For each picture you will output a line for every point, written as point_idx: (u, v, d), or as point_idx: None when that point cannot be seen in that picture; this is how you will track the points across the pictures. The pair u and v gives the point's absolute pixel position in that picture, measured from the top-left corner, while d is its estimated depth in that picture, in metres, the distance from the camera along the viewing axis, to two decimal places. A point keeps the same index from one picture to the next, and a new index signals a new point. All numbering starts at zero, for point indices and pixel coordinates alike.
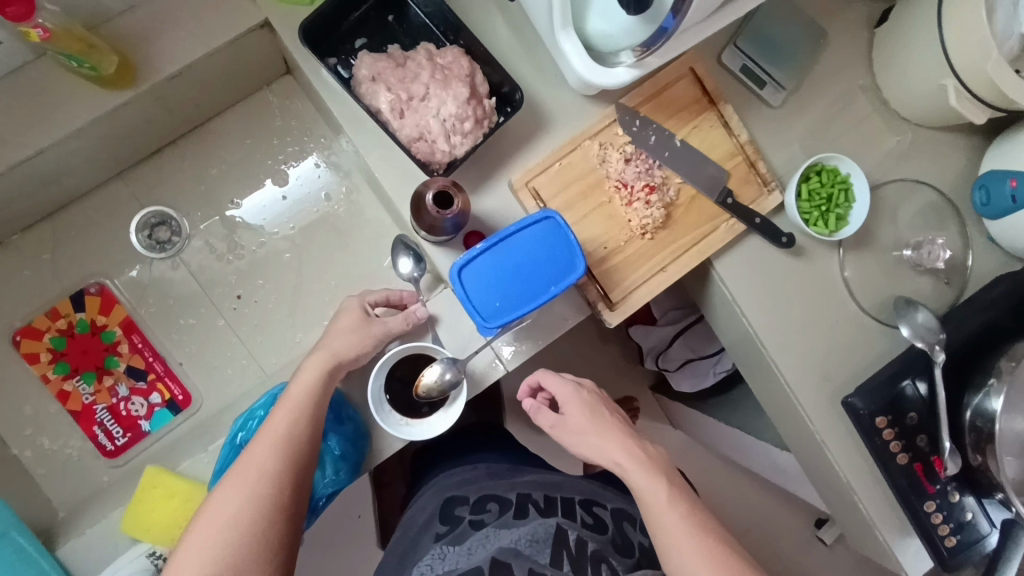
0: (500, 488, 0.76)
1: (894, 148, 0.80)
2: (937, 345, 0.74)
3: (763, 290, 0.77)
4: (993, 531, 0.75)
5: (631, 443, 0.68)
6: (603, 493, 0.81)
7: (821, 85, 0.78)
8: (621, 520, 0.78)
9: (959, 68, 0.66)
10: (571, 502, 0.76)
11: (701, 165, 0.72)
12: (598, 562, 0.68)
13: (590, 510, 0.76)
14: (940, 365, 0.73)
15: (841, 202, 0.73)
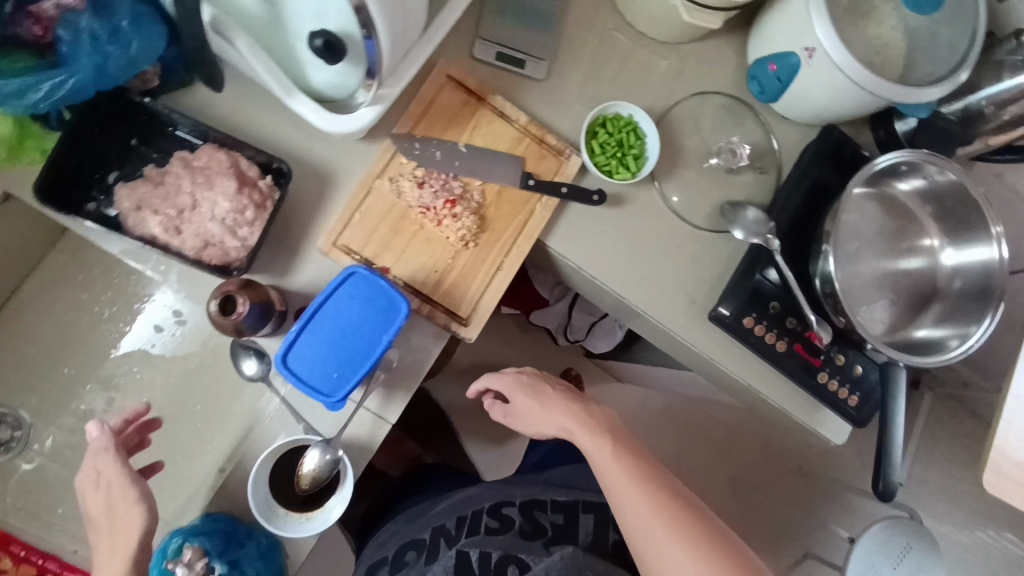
0: (420, 531, 0.96)
1: (668, 71, 0.84)
2: (769, 234, 0.78)
3: (602, 248, 0.79)
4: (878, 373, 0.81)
5: (576, 411, 0.75)
6: (511, 489, 1.00)
7: (578, 41, 0.80)
8: (529, 509, 0.97)
9: None
10: (480, 514, 0.96)
11: (495, 158, 0.73)
12: (507, 565, 0.88)
13: (499, 513, 0.96)
14: (778, 250, 0.77)
15: (633, 141, 0.77)
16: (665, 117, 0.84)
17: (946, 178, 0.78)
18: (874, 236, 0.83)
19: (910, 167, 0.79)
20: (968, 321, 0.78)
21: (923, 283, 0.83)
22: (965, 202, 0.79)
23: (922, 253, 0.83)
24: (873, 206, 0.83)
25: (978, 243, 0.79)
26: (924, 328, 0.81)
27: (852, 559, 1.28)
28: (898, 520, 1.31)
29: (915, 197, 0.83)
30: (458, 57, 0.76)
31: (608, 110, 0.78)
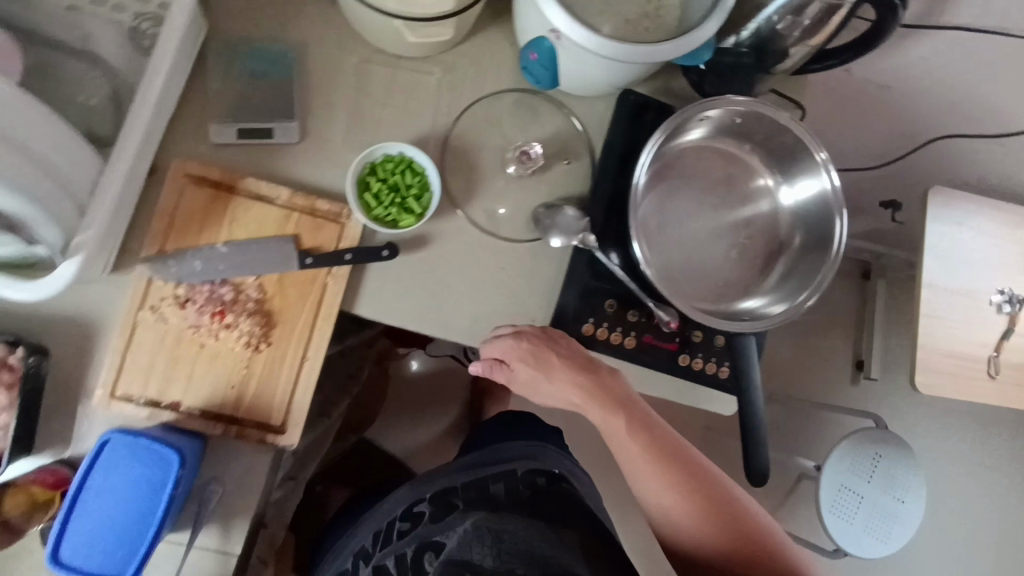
0: (347, 560, 0.90)
1: (441, 85, 0.76)
2: (586, 233, 0.73)
3: (419, 297, 0.74)
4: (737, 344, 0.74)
5: (583, 383, 0.70)
6: (424, 483, 0.89)
7: (328, 85, 0.73)
8: (442, 494, 0.86)
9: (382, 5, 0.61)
10: (393, 522, 0.87)
11: (265, 247, 0.67)
12: (423, 555, 0.78)
13: (410, 513, 0.86)
14: (597, 246, 0.72)
15: (411, 180, 0.70)
16: (453, 134, 0.76)
17: (755, 117, 0.72)
18: (704, 193, 0.77)
19: (714, 116, 0.72)
20: (814, 261, 0.73)
21: (766, 229, 0.78)
22: (782, 136, 0.73)
23: (759, 196, 0.78)
24: (695, 161, 0.77)
25: (808, 175, 0.74)
26: (776, 275, 0.77)
27: (824, 479, 1.28)
28: (864, 434, 1.31)
29: (737, 140, 0.77)
30: (197, 147, 0.69)
31: (375, 154, 0.70)
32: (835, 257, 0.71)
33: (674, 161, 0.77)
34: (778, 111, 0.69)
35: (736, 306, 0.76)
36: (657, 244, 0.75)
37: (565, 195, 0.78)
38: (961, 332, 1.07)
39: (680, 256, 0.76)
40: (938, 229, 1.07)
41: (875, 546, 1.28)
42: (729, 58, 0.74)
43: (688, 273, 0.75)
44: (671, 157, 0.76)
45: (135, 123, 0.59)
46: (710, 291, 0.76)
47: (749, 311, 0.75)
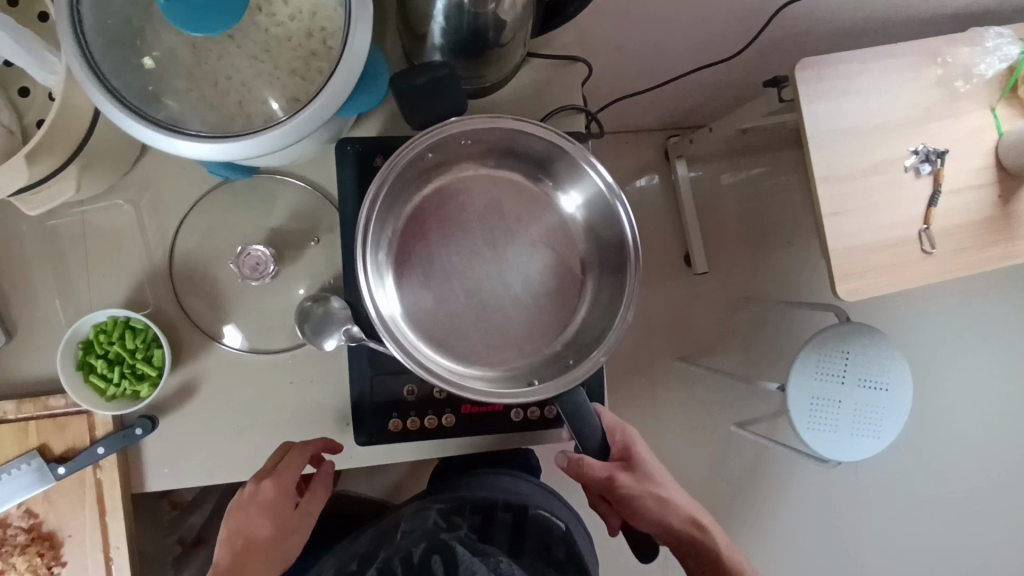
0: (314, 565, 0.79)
1: (142, 212, 0.66)
2: (347, 326, 0.63)
3: (207, 452, 0.66)
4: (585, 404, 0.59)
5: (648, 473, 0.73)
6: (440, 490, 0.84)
7: (18, 265, 0.64)
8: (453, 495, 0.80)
9: None
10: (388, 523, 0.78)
11: (11, 472, 0.62)
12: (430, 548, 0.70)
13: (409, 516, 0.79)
14: (364, 334, 0.62)
15: (130, 342, 0.61)
16: (177, 259, 0.67)
17: (479, 133, 0.60)
18: (473, 235, 0.66)
19: (434, 149, 0.60)
20: (619, 261, 0.62)
21: (559, 245, 0.67)
22: (523, 142, 0.62)
23: (536, 212, 0.67)
24: (448, 202, 0.66)
25: (570, 173, 0.63)
26: (590, 292, 0.66)
27: (793, 396, 1.16)
28: (827, 335, 1.16)
29: (483, 161, 0.66)
30: None
31: (84, 330, 0.61)
32: (636, 249, 0.59)
33: (423, 212, 0.65)
34: (500, 118, 0.57)
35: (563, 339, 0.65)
36: (438, 310, 0.64)
37: (328, 278, 0.68)
38: (876, 216, 0.91)
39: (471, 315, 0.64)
40: (818, 109, 0.90)
41: (866, 447, 1.17)
42: (424, 78, 0.56)
43: (488, 329, 0.64)
44: (416, 211, 0.65)
45: None
46: (520, 339, 0.65)
47: (573, 345, 0.64)
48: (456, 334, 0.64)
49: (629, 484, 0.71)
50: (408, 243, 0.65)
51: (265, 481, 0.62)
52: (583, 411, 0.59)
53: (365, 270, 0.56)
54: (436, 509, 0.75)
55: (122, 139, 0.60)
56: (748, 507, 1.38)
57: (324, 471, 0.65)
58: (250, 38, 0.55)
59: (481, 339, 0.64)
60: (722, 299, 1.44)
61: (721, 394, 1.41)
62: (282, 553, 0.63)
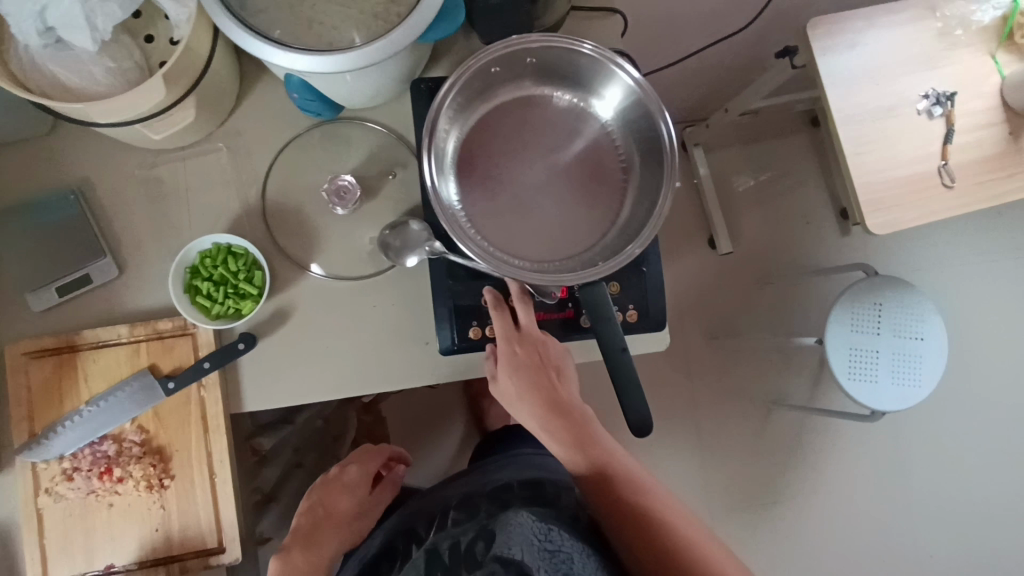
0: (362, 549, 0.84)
1: (236, 155, 0.73)
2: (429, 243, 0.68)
3: (299, 373, 0.70)
4: (602, 296, 0.63)
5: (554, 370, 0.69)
6: (485, 470, 0.88)
7: (126, 209, 0.70)
8: (505, 485, 0.80)
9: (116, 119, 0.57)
10: (444, 512, 0.80)
11: (124, 390, 0.65)
12: (476, 545, 0.68)
13: (462, 505, 0.79)
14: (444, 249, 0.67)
15: (232, 265, 0.67)
16: (268, 197, 0.73)
17: (542, 50, 0.64)
18: (517, 139, 0.70)
19: (504, 60, 0.65)
20: (656, 162, 0.66)
21: (599, 154, 0.70)
22: (577, 59, 0.65)
23: (578, 121, 0.70)
24: (496, 115, 0.70)
25: (615, 83, 0.66)
26: (633, 185, 0.69)
27: (831, 350, 1.19)
28: (858, 287, 1.21)
29: (535, 76, 0.69)
30: (28, 325, 0.68)
31: (191, 256, 0.68)
32: (672, 164, 0.63)
33: (477, 121, 0.69)
34: (536, 36, 0.62)
35: (606, 239, 0.68)
36: (490, 216, 0.68)
37: (406, 208, 0.74)
38: (896, 154, 0.98)
39: (521, 216, 0.68)
40: (831, 62, 0.98)
41: (908, 395, 1.19)
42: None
43: (537, 235, 0.68)
44: (473, 120, 0.69)
45: None
46: (566, 246, 0.68)
47: (608, 249, 0.67)
48: (509, 233, 0.68)
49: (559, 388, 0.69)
50: (464, 148, 0.69)
51: (349, 467, 0.82)
52: (600, 305, 0.62)
53: (429, 180, 0.62)
54: (486, 496, 0.79)
55: (224, 82, 0.67)
56: (793, 469, 1.42)
57: (394, 474, 0.86)
58: None
59: (530, 231, 0.68)
60: (750, 277, 1.47)
61: (757, 363, 1.45)
62: (351, 531, 0.80)
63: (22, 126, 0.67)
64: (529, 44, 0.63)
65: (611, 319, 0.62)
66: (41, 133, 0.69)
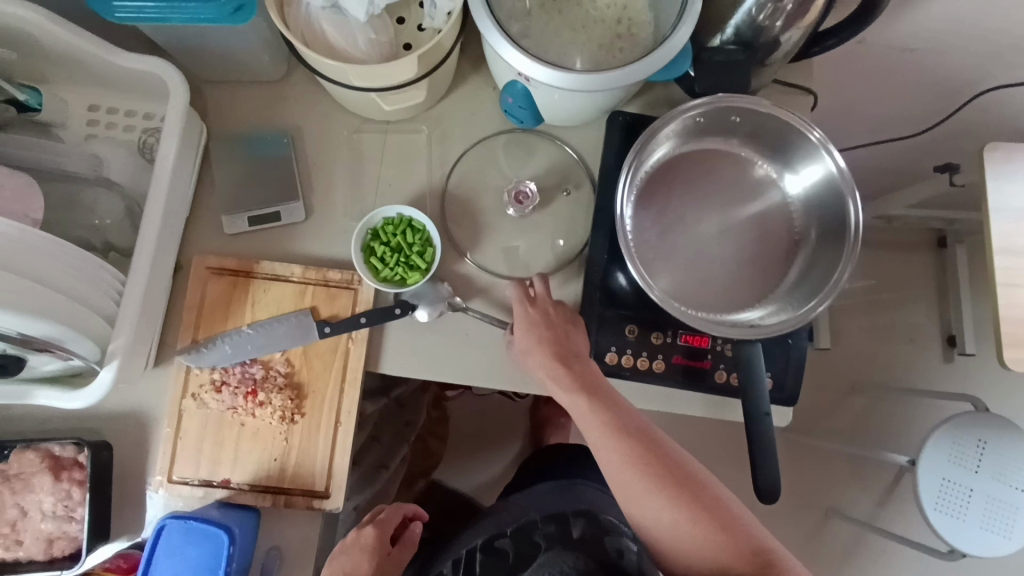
0: None
1: (430, 140, 0.78)
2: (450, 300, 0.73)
3: (437, 351, 0.74)
4: (755, 359, 0.64)
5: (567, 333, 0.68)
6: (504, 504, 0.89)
7: (324, 163, 0.76)
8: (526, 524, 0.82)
9: (362, 80, 0.63)
10: (472, 552, 0.82)
11: (285, 323, 0.70)
12: None
13: (491, 547, 0.81)
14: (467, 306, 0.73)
15: (410, 236, 0.72)
16: (448, 183, 0.77)
17: (754, 113, 0.67)
18: (700, 189, 0.72)
19: (711, 114, 0.68)
20: (835, 244, 0.67)
21: (775, 223, 0.72)
22: (785, 130, 0.68)
23: (762, 186, 0.72)
24: (685, 161, 0.72)
25: (814, 162, 0.68)
26: (801, 261, 0.70)
27: (923, 476, 1.15)
28: (963, 419, 1.16)
29: (734, 134, 0.71)
30: (215, 243, 0.74)
31: (375, 221, 0.73)
32: (853, 250, 0.64)
33: (667, 162, 0.72)
34: (758, 99, 0.65)
35: (763, 305, 0.69)
36: (658, 255, 0.70)
37: (570, 226, 0.77)
38: None
39: (688, 261, 0.70)
40: (1003, 189, 0.96)
41: (994, 545, 1.13)
42: (721, 57, 0.69)
43: (698, 283, 0.70)
44: (664, 160, 0.72)
45: (147, 239, 0.63)
46: (722, 300, 0.70)
47: (764, 314, 0.68)
48: (672, 274, 0.70)
49: (571, 339, 0.68)
50: (648, 184, 0.72)
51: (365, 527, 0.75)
52: (753, 366, 0.64)
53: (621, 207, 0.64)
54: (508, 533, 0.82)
55: (447, 72, 0.72)
56: None
57: (413, 531, 0.78)
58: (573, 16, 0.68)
59: (692, 277, 0.70)
60: (843, 380, 1.42)
61: (829, 467, 1.40)
62: None
63: (261, 70, 0.74)
64: (747, 105, 0.66)
65: (760, 383, 0.63)
66: (271, 79, 0.76)
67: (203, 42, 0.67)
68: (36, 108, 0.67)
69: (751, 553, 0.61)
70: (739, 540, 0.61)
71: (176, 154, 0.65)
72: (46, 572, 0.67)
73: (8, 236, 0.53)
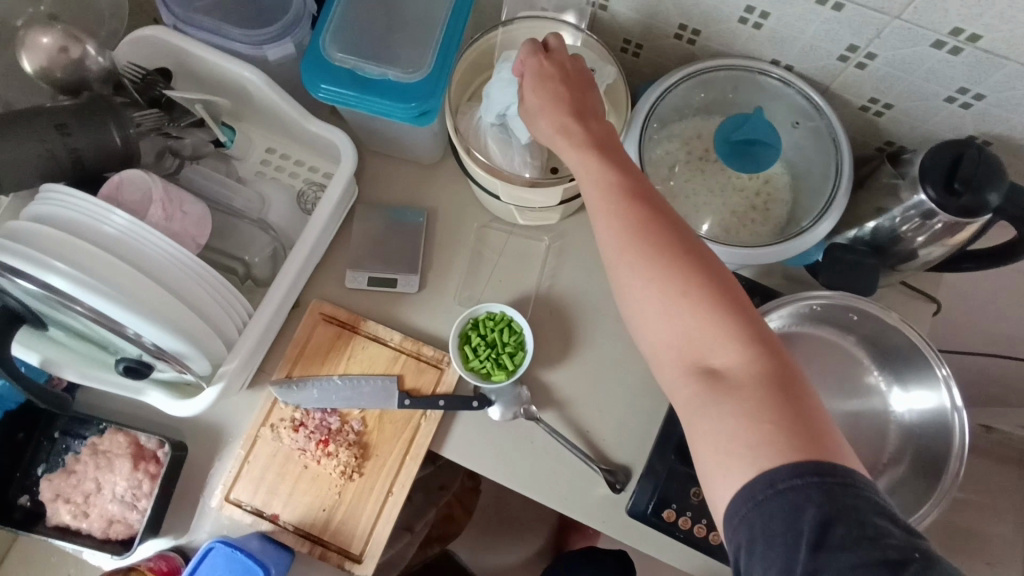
0: None
1: (548, 250, 0.82)
2: (526, 405, 0.75)
3: (499, 452, 0.75)
4: None
5: (565, 77, 0.58)
6: None
7: (447, 246, 0.82)
8: None
9: (510, 197, 0.69)
10: None
11: (372, 383, 0.75)
12: None
13: None
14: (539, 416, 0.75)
15: (506, 336, 0.75)
16: (554, 293, 0.81)
17: (876, 320, 0.67)
18: (800, 373, 0.72)
19: (831, 308, 0.68)
20: (930, 475, 0.64)
21: (869, 431, 0.70)
22: (902, 346, 0.67)
23: (864, 390, 0.71)
24: (792, 342, 0.72)
25: (926, 386, 0.66)
26: (886, 479, 0.67)
27: None
28: None
29: (849, 330, 0.71)
30: (332, 291, 0.80)
31: (478, 312, 0.77)
32: (947, 488, 0.61)
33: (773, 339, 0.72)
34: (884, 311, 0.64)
35: None
36: None
37: None
38: None
39: None
40: None
41: None
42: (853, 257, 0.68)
43: None
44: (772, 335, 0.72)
45: (283, 280, 0.70)
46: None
47: None
48: None
49: (589, 95, 0.58)
50: None
51: None
52: None
53: None
54: None
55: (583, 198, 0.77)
56: None
57: None
58: (717, 178, 0.71)
59: None
60: None
61: None
62: None
63: (421, 154, 0.82)
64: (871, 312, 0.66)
65: None
66: (425, 161, 0.84)
67: (380, 124, 0.76)
68: (228, 146, 0.77)
69: (755, 340, 0.47)
70: (742, 321, 0.47)
71: (329, 213, 0.73)
72: (97, 550, 0.72)
73: (181, 268, 0.62)
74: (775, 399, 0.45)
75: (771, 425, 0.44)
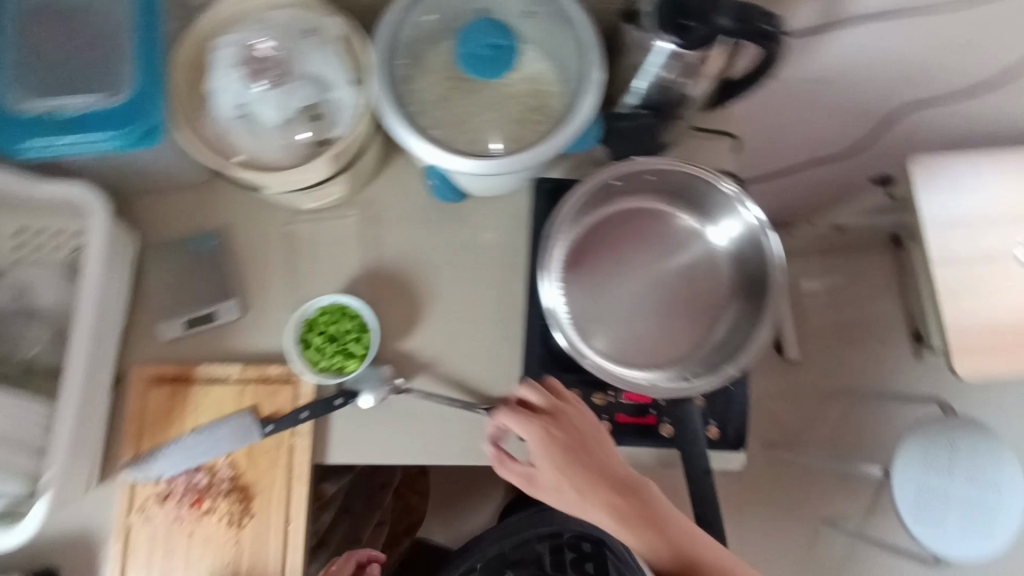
0: None
1: (360, 223, 0.78)
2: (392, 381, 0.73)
3: (384, 436, 0.73)
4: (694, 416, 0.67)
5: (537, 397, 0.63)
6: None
7: (255, 258, 0.76)
8: None
9: (283, 185, 0.65)
10: None
11: (226, 425, 0.70)
12: None
13: None
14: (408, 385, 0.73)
15: (347, 324, 0.73)
16: (381, 262, 0.78)
17: (669, 173, 0.69)
18: (626, 248, 0.74)
19: (628, 177, 0.70)
20: (762, 294, 0.68)
21: (704, 276, 0.73)
22: (699, 186, 0.70)
23: (688, 240, 0.73)
24: (611, 222, 0.74)
25: (730, 213, 0.70)
26: (731, 313, 0.71)
27: (897, 483, 1.14)
28: (935, 423, 1.15)
29: (655, 191, 0.73)
30: (151, 350, 0.74)
31: (309, 311, 0.73)
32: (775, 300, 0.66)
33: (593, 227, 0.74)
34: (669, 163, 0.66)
35: (697, 360, 0.70)
36: (593, 319, 0.71)
37: (503, 293, 0.77)
38: (995, 303, 0.95)
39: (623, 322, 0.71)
40: (932, 202, 0.96)
41: (980, 547, 1.10)
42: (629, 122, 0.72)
43: (634, 344, 0.71)
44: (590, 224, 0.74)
45: (72, 362, 0.63)
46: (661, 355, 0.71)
47: (698, 367, 0.69)
48: (609, 337, 0.71)
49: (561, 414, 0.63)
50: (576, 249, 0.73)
51: None
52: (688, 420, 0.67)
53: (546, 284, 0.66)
54: None
55: (369, 160, 0.74)
56: None
57: None
58: (486, 94, 0.70)
59: (628, 338, 0.71)
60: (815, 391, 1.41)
61: (809, 480, 1.38)
62: None
63: (187, 175, 0.75)
64: (660, 168, 0.68)
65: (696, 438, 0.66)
66: (197, 181, 0.77)
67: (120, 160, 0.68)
68: None
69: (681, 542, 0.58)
70: (639, 501, 0.59)
71: (102, 273, 0.66)
72: None
73: None
74: (650, 526, 0.58)
75: (661, 551, 0.57)
